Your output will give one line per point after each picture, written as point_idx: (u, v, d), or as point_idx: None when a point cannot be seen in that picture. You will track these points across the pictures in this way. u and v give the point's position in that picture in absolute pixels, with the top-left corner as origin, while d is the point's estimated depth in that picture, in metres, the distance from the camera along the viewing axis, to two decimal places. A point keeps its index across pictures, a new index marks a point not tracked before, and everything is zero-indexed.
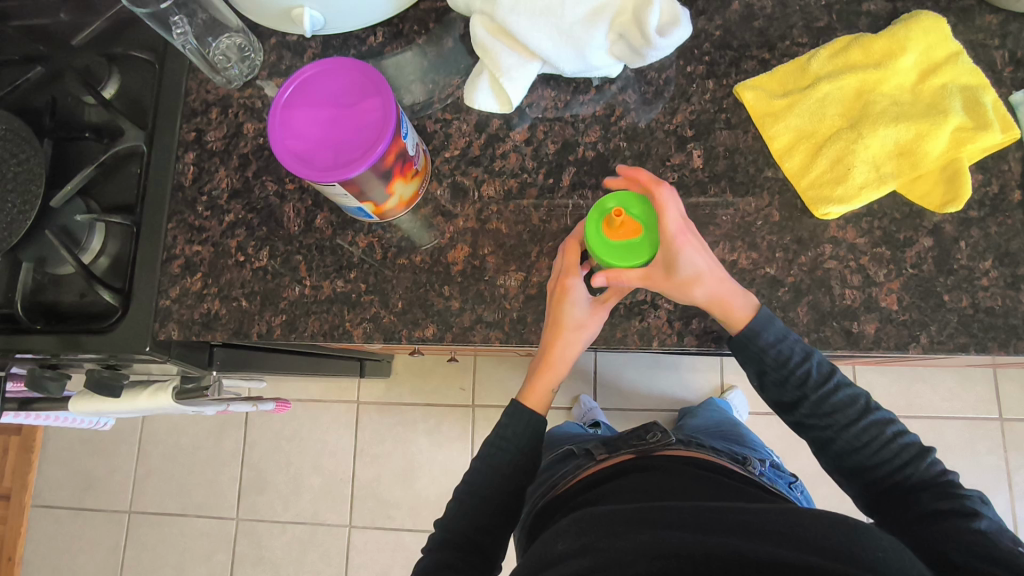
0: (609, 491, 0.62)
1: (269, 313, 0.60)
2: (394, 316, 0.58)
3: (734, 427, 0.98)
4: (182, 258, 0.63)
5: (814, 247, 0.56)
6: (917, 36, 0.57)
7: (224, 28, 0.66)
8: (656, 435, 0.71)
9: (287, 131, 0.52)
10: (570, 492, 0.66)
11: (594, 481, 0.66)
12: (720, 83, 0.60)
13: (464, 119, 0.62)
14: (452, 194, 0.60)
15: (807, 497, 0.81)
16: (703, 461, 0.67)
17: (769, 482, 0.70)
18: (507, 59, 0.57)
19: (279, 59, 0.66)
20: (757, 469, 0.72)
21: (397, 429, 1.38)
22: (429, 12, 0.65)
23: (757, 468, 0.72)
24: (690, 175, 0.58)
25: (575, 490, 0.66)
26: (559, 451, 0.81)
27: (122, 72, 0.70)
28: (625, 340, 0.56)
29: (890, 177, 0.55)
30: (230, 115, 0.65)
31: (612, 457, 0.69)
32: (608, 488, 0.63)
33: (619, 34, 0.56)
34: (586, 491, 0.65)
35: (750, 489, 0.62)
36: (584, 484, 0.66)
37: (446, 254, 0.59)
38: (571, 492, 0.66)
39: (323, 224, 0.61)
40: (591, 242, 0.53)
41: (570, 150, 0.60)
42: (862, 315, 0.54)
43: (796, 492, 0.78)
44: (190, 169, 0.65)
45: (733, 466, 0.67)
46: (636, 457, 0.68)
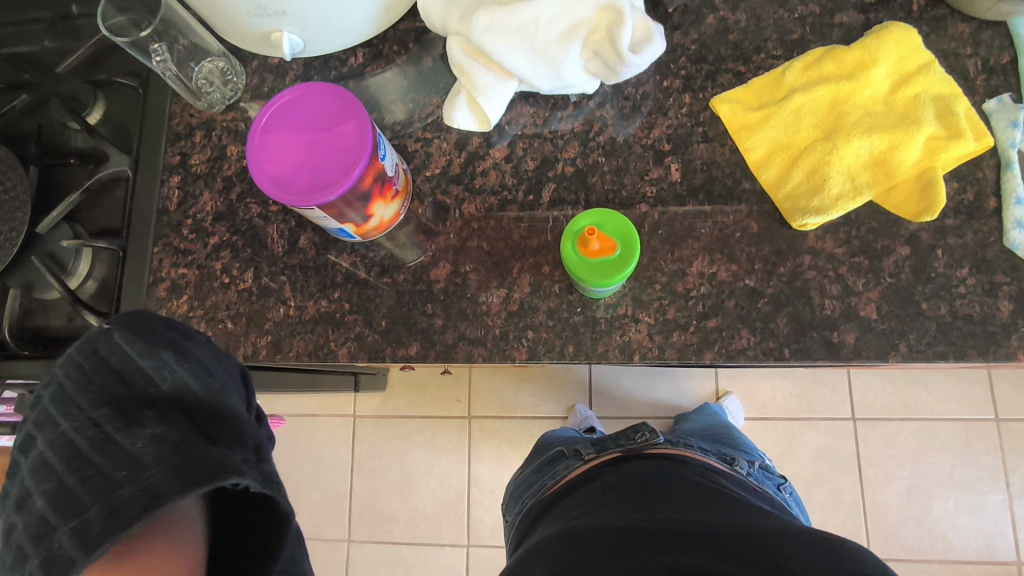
0: (590, 493, 0.62)
1: (254, 334, 0.61)
2: (378, 335, 0.59)
3: (726, 430, 0.99)
4: (168, 281, 0.63)
5: (793, 258, 0.56)
6: (888, 48, 0.58)
7: (205, 53, 0.66)
8: (644, 434, 0.67)
9: (266, 156, 0.52)
10: (558, 495, 0.67)
11: (579, 483, 0.66)
12: (696, 96, 0.61)
13: (445, 138, 0.63)
14: (435, 212, 0.61)
15: (797, 501, 0.81)
16: (691, 457, 0.67)
17: (757, 482, 0.71)
18: (484, 78, 0.58)
19: (261, 82, 0.67)
20: (745, 469, 0.73)
21: (394, 442, 1.38)
22: (408, 32, 0.66)
23: (746, 470, 0.73)
24: (668, 189, 0.59)
25: (562, 492, 0.67)
26: (548, 452, 0.80)
27: (107, 98, 0.71)
28: (607, 354, 0.56)
29: (865, 187, 0.56)
30: (214, 138, 0.66)
31: (600, 456, 0.68)
32: (592, 491, 0.62)
33: (594, 51, 0.57)
34: (571, 493, 0.65)
35: (736, 493, 0.61)
36: (571, 487, 0.66)
37: (429, 272, 0.59)
38: (558, 495, 0.67)
39: (306, 245, 0.62)
40: (563, 251, 0.55)
41: (549, 166, 0.61)
42: (842, 324, 0.55)
43: (786, 494, 0.78)
44: (175, 193, 0.65)
45: (720, 466, 0.68)
46: (625, 456, 0.66)
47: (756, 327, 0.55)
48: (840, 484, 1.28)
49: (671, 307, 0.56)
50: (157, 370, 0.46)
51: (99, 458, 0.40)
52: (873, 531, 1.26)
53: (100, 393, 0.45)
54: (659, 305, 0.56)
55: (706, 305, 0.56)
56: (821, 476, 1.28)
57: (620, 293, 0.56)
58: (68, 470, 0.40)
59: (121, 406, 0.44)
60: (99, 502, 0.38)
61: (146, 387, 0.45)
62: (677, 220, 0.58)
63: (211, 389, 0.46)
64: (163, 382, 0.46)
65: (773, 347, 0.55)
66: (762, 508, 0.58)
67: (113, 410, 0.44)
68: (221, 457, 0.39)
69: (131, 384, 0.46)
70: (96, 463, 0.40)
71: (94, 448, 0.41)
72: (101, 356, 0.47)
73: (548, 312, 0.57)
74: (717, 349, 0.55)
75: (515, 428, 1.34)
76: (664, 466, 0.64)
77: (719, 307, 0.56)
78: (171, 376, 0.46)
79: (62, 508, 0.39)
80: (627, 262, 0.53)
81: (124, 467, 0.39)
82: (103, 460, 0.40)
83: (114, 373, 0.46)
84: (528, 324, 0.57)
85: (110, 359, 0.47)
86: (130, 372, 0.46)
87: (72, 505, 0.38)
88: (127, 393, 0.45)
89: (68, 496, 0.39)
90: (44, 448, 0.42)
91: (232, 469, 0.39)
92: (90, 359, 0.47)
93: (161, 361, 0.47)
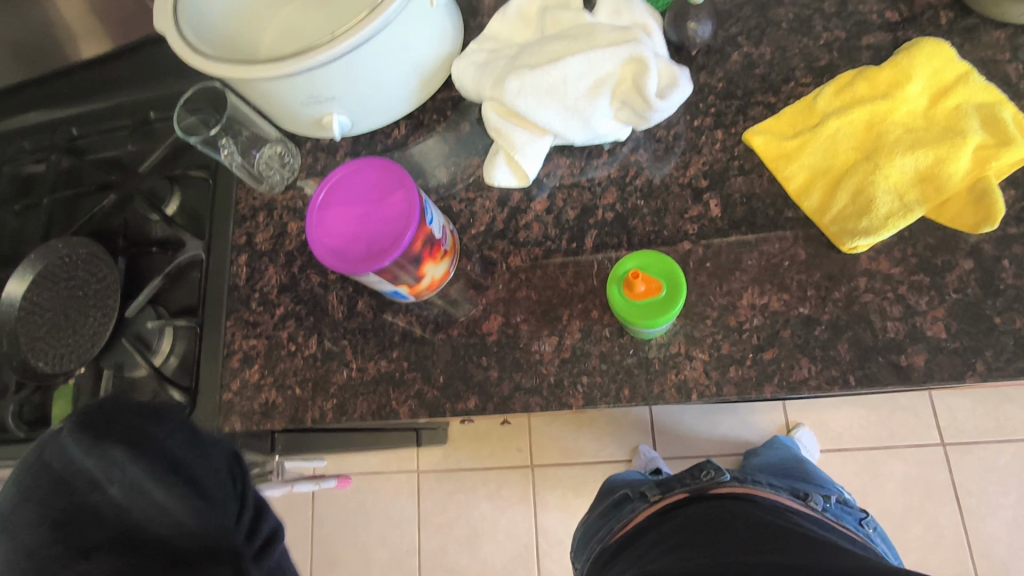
0: (659, 535, 0.61)
1: (321, 398, 0.63)
2: (437, 391, 0.61)
3: (798, 462, 0.94)
4: (240, 352, 0.67)
5: (847, 282, 0.55)
6: (922, 63, 0.57)
7: (264, 140, 0.73)
8: (709, 473, 0.68)
9: (323, 230, 0.56)
10: (625, 538, 0.66)
11: (646, 525, 0.65)
12: (729, 131, 0.62)
13: (486, 196, 0.66)
14: (483, 267, 0.63)
15: (885, 540, 0.77)
16: (763, 497, 0.63)
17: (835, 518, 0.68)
18: (520, 137, 0.61)
19: (315, 161, 0.73)
20: (820, 504, 0.70)
21: (459, 495, 1.38)
22: (445, 101, 0.71)
23: (822, 505, 0.70)
24: (710, 224, 0.59)
25: (629, 535, 0.66)
26: (613, 495, 0.78)
27: (182, 189, 0.78)
28: (663, 395, 0.56)
29: (915, 204, 0.54)
30: (275, 216, 0.71)
31: (667, 496, 0.67)
32: (660, 533, 0.61)
33: (622, 101, 0.59)
34: (638, 535, 0.64)
35: (812, 530, 0.59)
36: (638, 530, 0.65)
37: (481, 325, 0.61)
38: (626, 538, 0.66)
39: (364, 308, 0.65)
40: (611, 286, 0.56)
41: (590, 214, 0.62)
42: (908, 346, 0.53)
43: (870, 531, 0.76)
44: (243, 270, 0.70)
45: (799, 505, 0.65)
46: (692, 496, 0.65)
47: (816, 356, 0.54)
48: (938, 516, 1.18)
49: (724, 341, 0.55)
50: (104, 471, 0.37)
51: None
52: (982, 567, 1.15)
53: (40, 510, 0.37)
54: (712, 341, 0.56)
55: (761, 337, 0.55)
56: (916, 509, 1.19)
57: (671, 331, 0.57)
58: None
59: (61, 528, 0.36)
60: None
61: (92, 498, 0.37)
62: (722, 253, 0.58)
63: (178, 510, 0.35)
64: (113, 489, 0.36)
65: (837, 375, 0.53)
66: (844, 547, 0.55)
67: (54, 538, 0.36)
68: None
69: (75, 493, 0.37)
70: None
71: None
72: (45, 465, 0.39)
73: (601, 355, 0.58)
74: (778, 382, 0.54)
75: (579, 474, 1.32)
76: (735, 503, 0.62)
77: (774, 338, 0.55)
78: (119, 477, 0.36)
79: None
80: (672, 305, 0.53)
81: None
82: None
83: (59, 481, 0.38)
84: (582, 369, 0.58)
85: (53, 461, 0.38)
86: (73, 478, 0.38)
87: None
88: (67, 507, 0.37)
89: None
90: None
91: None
92: (35, 468, 0.39)
93: (110, 461, 0.37)
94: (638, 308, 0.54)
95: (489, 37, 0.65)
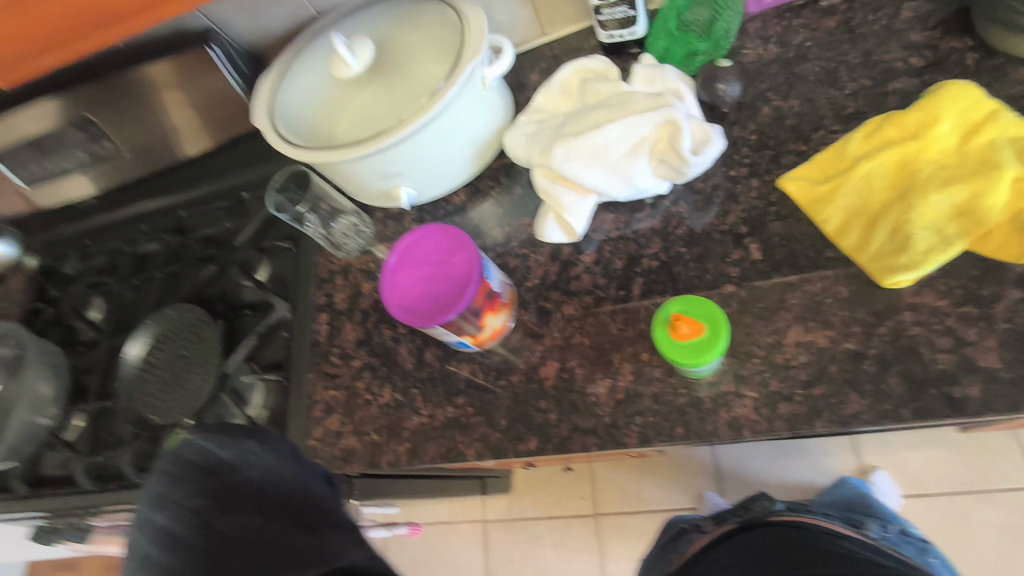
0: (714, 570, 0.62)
1: (395, 442, 0.69)
2: (500, 434, 0.65)
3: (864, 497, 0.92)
4: (322, 402, 0.74)
5: (892, 317, 0.56)
6: (948, 105, 0.60)
7: (340, 212, 0.82)
8: (762, 503, 0.67)
9: (396, 290, 0.64)
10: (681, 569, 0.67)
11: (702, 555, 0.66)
12: (764, 180, 0.66)
13: (539, 252, 0.72)
14: (539, 317, 0.69)
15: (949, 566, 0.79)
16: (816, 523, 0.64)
17: (890, 545, 0.74)
18: (567, 198, 0.66)
19: (385, 227, 0.81)
20: (875, 532, 0.76)
21: (525, 545, 1.39)
22: (499, 168, 0.78)
23: (877, 533, 0.76)
24: (751, 267, 0.62)
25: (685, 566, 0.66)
26: (667, 528, 0.80)
27: (270, 258, 0.88)
28: (716, 433, 0.58)
29: (955, 237, 0.56)
30: (352, 278, 0.80)
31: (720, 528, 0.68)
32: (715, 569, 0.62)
33: (660, 159, 0.64)
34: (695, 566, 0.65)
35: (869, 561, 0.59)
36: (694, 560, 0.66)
37: (539, 371, 0.66)
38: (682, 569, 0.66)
39: (432, 358, 0.71)
40: (658, 323, 0.59)
41: (636, 263, 0.67)
42: (962, 378, 0.53)
43: (935, 560, 0.78)
44: (324, 327, 0.78)
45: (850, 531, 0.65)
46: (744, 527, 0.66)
47: (866, 390, 0.55)
48: None
49: (773, 379, 0.58)
50: (242, 457, 0.52)
51: (200, 540, 0.48)
52: None
53: (189, 487, 0.51)
54: (760, 379, 0.58)
55: (810, 373, 0.57)
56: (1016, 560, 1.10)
57: (719, 371, 0.59)
58: (174, 550, 0.48)
59: (211, 495, 0.50)
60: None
61: (230, 478, 0.51)
62: (766, 294, 0.61)
63: (296, 476, 0.52)
64: (248, 470, 0.51)
65: (890, 409, 0.54)
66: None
67: (206, 501, 0.50)
68: (323, 541, 0.48)
69: (217, 474, 0.51)
70: (199, 543, 0.48)
71: (194, 532, 0.49)
72: (186, 456, 0.52)
73: (653, 397, 0.61)
74: (829, 417, 0.55)
75: (646, 523, 1.31)
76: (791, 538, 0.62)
77: (822, 374, 0.57)
78: (257, 462, 0.52)
79: None
80: (716, 346, 0.56)
81: (226, 550, 0.48)
82: (205, 541, 0.48)
83: (200, 468, 0.51)
84: (635, 409, 0.61)
85: (193, 456, 0.52)
86: (214, 463, 0.52)
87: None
88: (214, 481, 0.51)
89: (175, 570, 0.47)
90: (150, 540, 0.49)
91: (337, 550, 0.48)
92: (177, 461, 0.52)
93: (244, 449, 0.52)
94: (679, 346, 0.57)
95: (536, 110, 0.73)
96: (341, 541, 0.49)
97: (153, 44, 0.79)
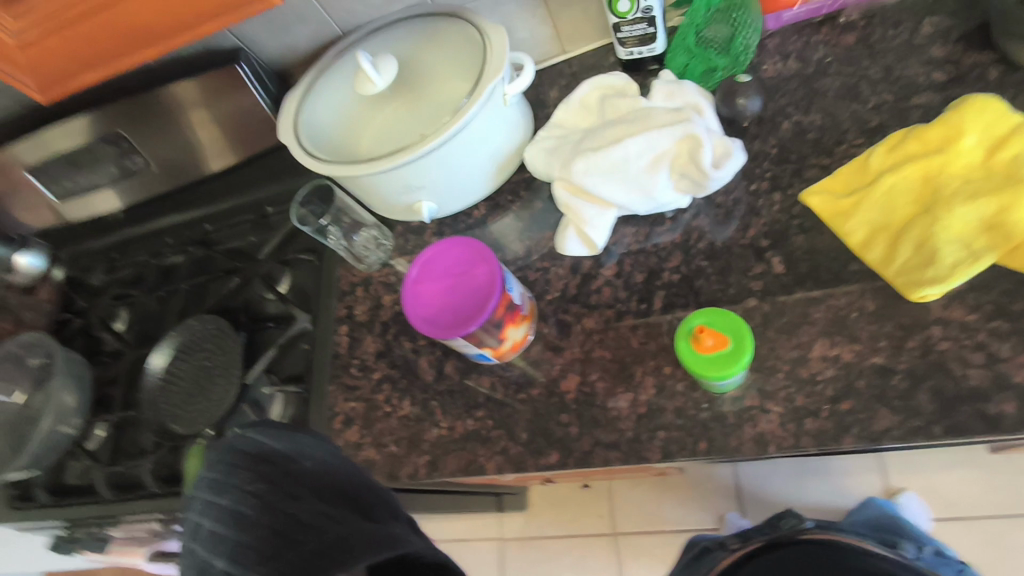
0: None
1: (414, 455, 0.69)
2: (521, 447, 0.65)
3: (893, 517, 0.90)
4: (342, 414, 0.74)
5: (920, 331, 0.56)
6: (972, 119, 0.59)
7: (362, 226, 0.83)
8: (790, 521, 0.69)
9: (418, 302, 0.64)
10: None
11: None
12: (786, 193, 0.66)
13: (559, 265, 0.72)
14: (559, 330, 0.68)
15: None
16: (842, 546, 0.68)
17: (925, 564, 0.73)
18: (588, 211, 0.67)
19: (406, 241, 0.82)
20: (909, 551, 0.75)
21: (542, 565, 1.37)
22: (519, 183, 0.79)
23: (911, 552, 0.75)
24: (775, 280, 0.62)
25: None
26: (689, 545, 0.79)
27: (292, 271, 0.89)
28: (741, 448, 0.57)
29: (983, 251, 0.55)
30: (372, 291, 0.81)
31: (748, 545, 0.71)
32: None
33: (681, 173, 0.64)
34: None
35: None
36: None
37: (560, 384, 0.66)
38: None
39: (452, 371, 0.71)
40: (681, 336, 0.59)
41: (656, 277, 0.67)
42: (995, 394, 0.52)
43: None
44: (344, 339, 0.79)
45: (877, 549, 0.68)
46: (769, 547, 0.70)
47: (896, 406, 0.54)
48: None
49: (798, 394, 0.57)
50: (297, 447, 0.50)
51: (269, 519, 0.45)
52: None
53: (247, 474, 0.48)
54: (786, 393, 0.57)
55: (836, 388, 0.56)
56: None
57: (743, 385, 0.59)
58: (242, 532, 0.45)
59: (273, 480, 0.48)
60: (288, 554, 0.44)
61: (290, 464, 0.49)
62: (790, 308, 0.60)
63: (348, 468, 0.52)
64: (306, 459, 0.50)
65: (920, 425, 0.53)
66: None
67: (267, 484, 0.47)
68: (385, 529, 0.47)
69: (275, 462, 0.49)
70: (268, 523, 0.45)
71: (261, 514, 0.46)
72: (240, 448, 0.50)
73: (676, 411, 0.60)
74: (857, 433, 0.54)
75: (665, 543, 1.29)
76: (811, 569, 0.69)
77: (849, 390, 0.56)
78: (312, 453, 0.51)
79: (243, 561, 0.44)
80: (741, 357, 0.56)
81: (298, 530, 0.45)
82: (274, 522, 0.45)
83: (255, 456, 0.49)
84: (658, 424, 0.60)
85: (245, 447, 0.50)
86: (270, 452, 0.49)
87: (256, 558, 0.44)
88: (274, 468, 0.48)
89: (245, 550, 0.45)
90: (211, 524, 0.47)
91: (401, 538, 0.47)
92: (232, 451, 0.50)
93: (299, 441, 0.51)
94: (703, 358, 0.57)
95: (556, 125, 0.74)
96: (401, 531, 0.48)
97: (187, 64, 0.82)
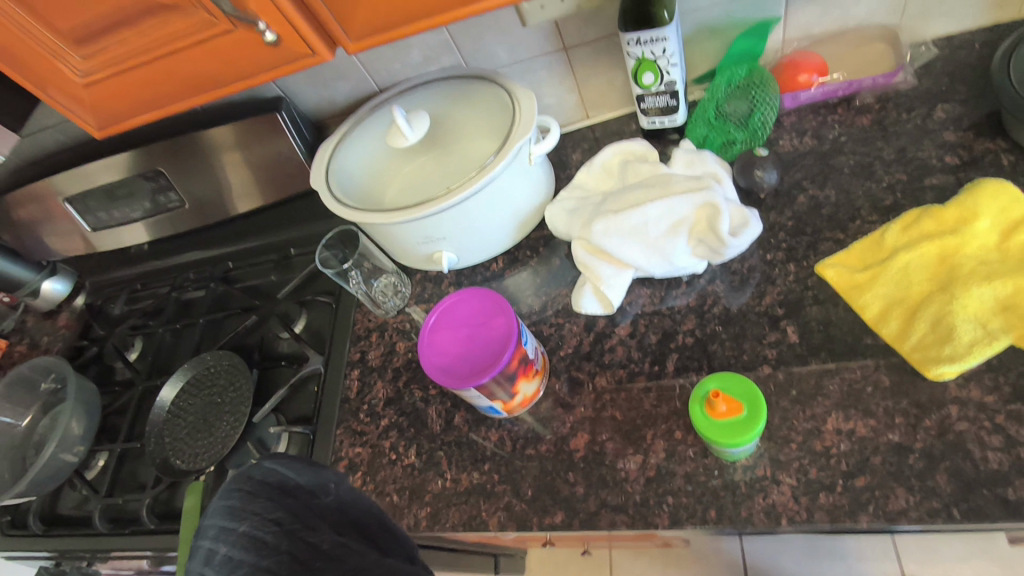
0: None
1: (416, 506, 0.68)
2: (526, 504, 0.63)
3: None
4: (347, 458, 0.74)
5: (937, 410, 0.55)
6: (986, 203, 0.61)
7: (382, 271, 0.85)
8: None
9: (433, 349, 0.65)
10: None
11: None
12: (801, 264, 0.67)
13: (574, 322, 0.73)
14: (570, 387, 0.68)
15: None
16: None
17: None
18: (605, 270, 0.68)
19: (424, 289, 0.84)
20: None
21: None
22: (538, 240, 0.81)
23: None
24: (789, 349, 0.62)
25: None
26: None
27: (309, 311, 0.91)
28: (752, 519, 0.56)
29: (1000, 332, 0.55)
30: (387, 336, 0.82)
31: None
32: None
33: (698, 239, 0.66)
34: None
35: None
36: None
37: (569, 442, 0.65)
38: None
39: (460, 422, 0.71)
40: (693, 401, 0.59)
41: (670, 339, 0.67)
42: (1015, 479, 0.51)
43: None
44: (355, 383, 0.79)
45: None
46: None
47: (913, 485, 0.53)
48: None
49: (812, 466, 0.56)
50: (320, 482, 0.50)
51: (290, 545, 0.44)
52: None
53: (267, 502, 0.47)
54: (799, 465, 0.56)
55: (851, 463, 0.55)
56: None
57: (756, 453, 0.58)
58: (261, 557, 0.44)
59: (296, 512, 0.47)
60: None
61: (312, 498, 0.49)
62: (803, 379, 0.60)
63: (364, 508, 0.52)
64: (327, 494, 0.50)
65: (938, 507, 0.51)
66: None
67: (289, 513, 0.47)
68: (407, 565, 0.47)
69: (297, 495, 0.48)
70: (288, 550, 0.44)
71: (282, 540, 0.45)
72: (260, 477, 0.49)
73: (686, 476, 0.59)
74: (873, 512, 0.53)
75: None
76: None
77: (864, 465, 0.55)
78: (333, 489, 0.51)
79: None
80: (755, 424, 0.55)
81: (320, 559, 0.44)
82: (296, 551, 0.44)
83: (277, 487, 0.48)
84: (667, 489, 0.59)
85: (266, 476, 0.49)
86: (292, 486, 0.49)
87: None
88: (297, 500, 0.48)
89: None
90: (227, 548, 0.44)
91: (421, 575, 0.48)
92: (249, 480, 0.48)
93: (322, 476, 0.51)
94: (716, 423, 0.56)
95: (577, 187, 0.76)
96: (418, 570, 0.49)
97: (231, 111, 0.86)
